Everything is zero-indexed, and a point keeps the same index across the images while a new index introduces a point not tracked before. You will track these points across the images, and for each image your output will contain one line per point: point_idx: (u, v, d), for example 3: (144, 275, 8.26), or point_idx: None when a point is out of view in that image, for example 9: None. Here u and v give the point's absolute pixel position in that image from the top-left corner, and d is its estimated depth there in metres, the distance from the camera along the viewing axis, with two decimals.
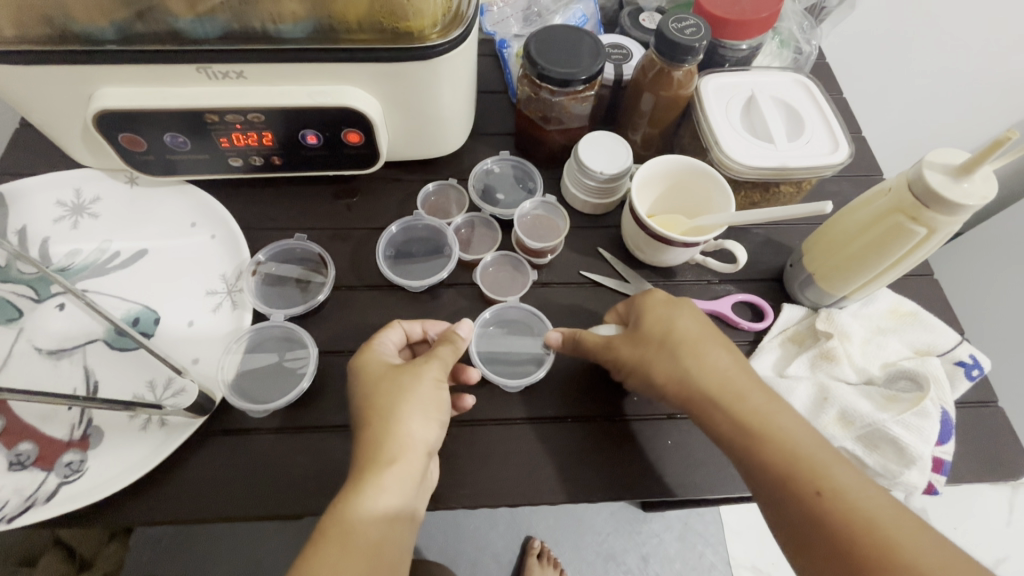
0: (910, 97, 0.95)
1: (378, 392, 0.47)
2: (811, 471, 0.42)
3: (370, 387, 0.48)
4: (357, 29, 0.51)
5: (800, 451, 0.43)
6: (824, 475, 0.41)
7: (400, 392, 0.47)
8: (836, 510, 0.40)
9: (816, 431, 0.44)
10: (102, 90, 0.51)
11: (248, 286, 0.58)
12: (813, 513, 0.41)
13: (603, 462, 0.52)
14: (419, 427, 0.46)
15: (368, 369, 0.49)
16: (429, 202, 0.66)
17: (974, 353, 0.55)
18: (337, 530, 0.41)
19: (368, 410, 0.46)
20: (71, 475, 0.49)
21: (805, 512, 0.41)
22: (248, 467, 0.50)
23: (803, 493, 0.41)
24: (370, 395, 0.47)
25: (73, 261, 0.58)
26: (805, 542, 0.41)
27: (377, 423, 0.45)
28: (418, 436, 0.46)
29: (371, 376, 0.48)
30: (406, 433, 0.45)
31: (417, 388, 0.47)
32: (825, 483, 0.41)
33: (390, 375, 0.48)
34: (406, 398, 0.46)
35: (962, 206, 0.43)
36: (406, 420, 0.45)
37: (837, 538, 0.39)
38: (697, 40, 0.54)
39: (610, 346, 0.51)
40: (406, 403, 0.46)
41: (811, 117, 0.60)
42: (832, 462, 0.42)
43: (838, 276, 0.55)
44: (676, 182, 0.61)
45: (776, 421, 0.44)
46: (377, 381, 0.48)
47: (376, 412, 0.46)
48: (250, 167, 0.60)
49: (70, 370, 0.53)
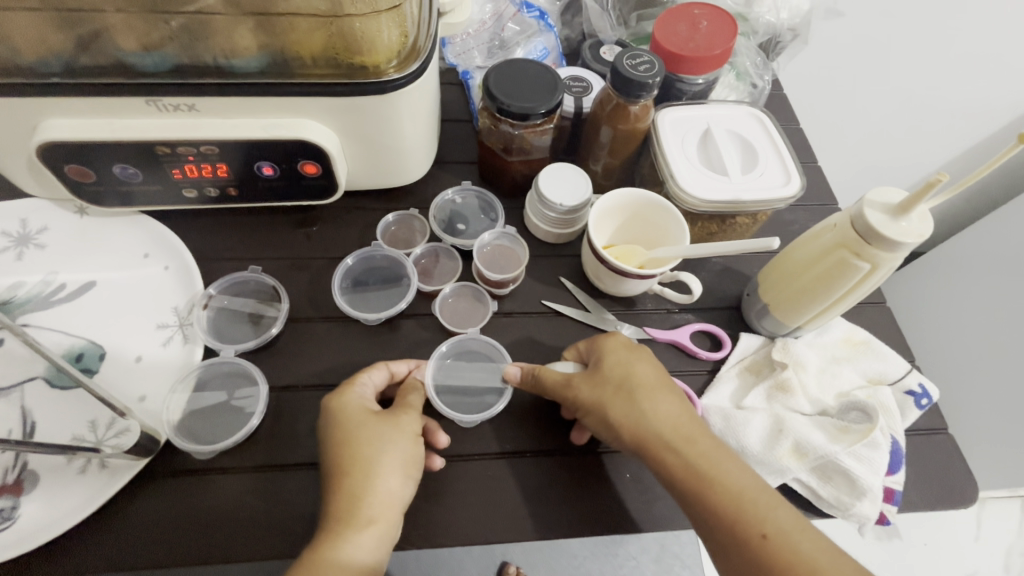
0: (866, 126, 0.98)
1: (355, 436, 0.47)
2: (756, 514, 0.43)
3: (339, 434, 0.47)
4: (312, 64, 0.51)
5: (746, 494, 0.44)
6: (768, 518, 0.42)
7: (379, 444, 0.47)
8: (781, 554, 0.41)
9: (759, 476, 0.45)
10: (46, 122, 0.50)
11: (200, 320, 0.57)
12: (760, 557, 0.41)
13: (561, 498, 0.52)
14: (395, 482, 0.46)
15: (339, 412, 0.48)
16: (390, 233, 0.66)
17: (923, 382, 0.56)
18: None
19: (337, 461, 0.46)
20: (1, 523, 0.46)
21: (752, 557, 0.41)
22: (191, 511, 0.48)
23: (748, 537, 0.42)
24: (343, 443, 0.46)
25: (15, 294, 0.56)
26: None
27: (350, 477, 0.45)
28: (393, 491, 0.46)
29: (349, 418, 0.48)
30: (380, 488, 0.45)
31: (395, 441, 0.47)
32: (769, 526, 0.42)
33: (367, 422, 0.48)
34: (382, 450, 0.46)
35: (901, 243, 0.45)
36: (382, 470, 0.46)
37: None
38: (651, 76, 0.56)
39: (569, 387, 0.51)
40: (383, 456, 0.46)
41: (764, 151, 0.62)
42: (774, 503, 0.43)
43: (791, 307, 0.56)
44: (633, 214, 0.62)
45: (724, 465, 0.45)
46: (347, 427, 0.47)
47: (346, 463, 0.46)
48: (205, 198, 0.59)
49: (6, 411, 0.50)
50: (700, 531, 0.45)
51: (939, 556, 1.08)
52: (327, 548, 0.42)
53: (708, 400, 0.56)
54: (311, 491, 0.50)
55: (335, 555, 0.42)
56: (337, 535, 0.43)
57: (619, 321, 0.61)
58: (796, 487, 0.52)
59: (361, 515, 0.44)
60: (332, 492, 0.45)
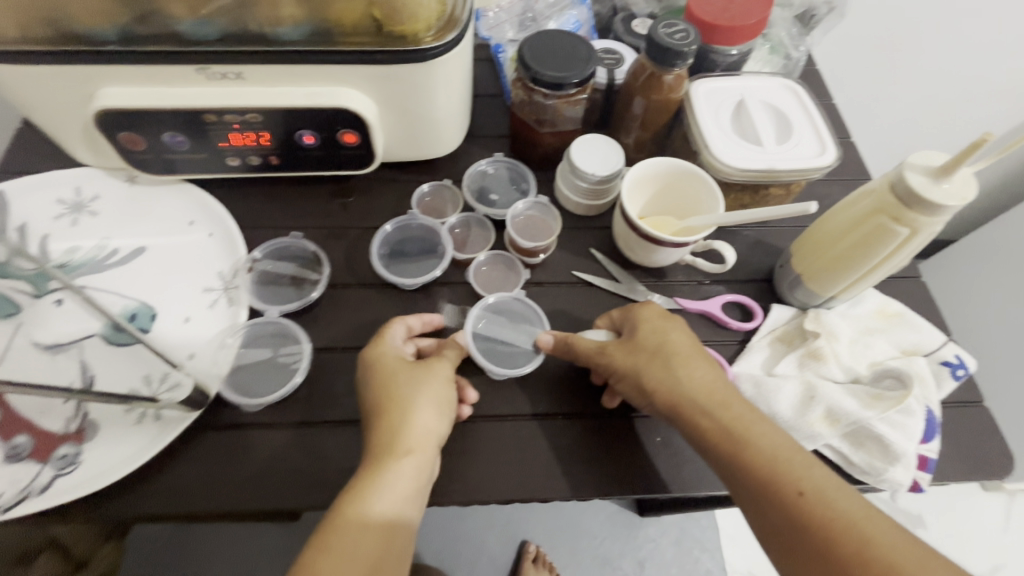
0: (901, 103, 0.96)
1: (393, 382, 0.49)
2: (792, 473, 0.43)
3: (377, 381, 0.49)
4: (353, 32, 0.52)
5: (781, 455, 0.44)
6: (803, 476, 0.43)
7: (415, 386, 0.48)
8: (818, 511, 0.41)
9: (791, 439, 0.46)
10: (103, 90, 0.52)
11: (244, 283, 0.59)
12: (796, 514, 0.42)
13: (592, 459, 0.53)
14: (431, 422, 0.47)
15: (378, 361, 0.50)
16: (425, 203, 0.67)
17: (959, 353, 0.56)
18: (344, 523, 0.41)
19: (376, 405, 0.48)
20: (67, 467, 0.49)
21: (788, 514, 0.42)
22: (239, 463, 0.51)
23: (784, 495, 0.42)
24: (380, 388, 0.48)
25: (72, 257, 0.59)
26: (787, 542, 0.42)
27: (387, 419, 0.47)
28: (430, 432, 0.47)
29: (386, 367, 0.50)
30: (417, 428, 0.47)
31: (432, 385, 0.49)
32: (806, 484, 0.42)
33: (403, 369, 0.50)
34: (419, 392, 0.48)
35: (943, 206, 0.44)
36: (417, 411, 0.47)
37: (818, 538, 0.40)
38: (687, 44, 0.55)
39: (602, 352, 0.52)
40: (419, 398, 0.48)
41: (799, 121, 0.62)
42: (810, 463, 0.44)
43: (825, 276, 0.56)
44: (665, 184, 0.62)
45: (758, 428, 0.46)
46: (386, 374, 0.49)
47: (383, 406, 0.47)
48: (248, 166, 0.61)
49: (67, 365, 0.53)
50: (736, 493, 0.45)
51: (965, 544, 1.07)
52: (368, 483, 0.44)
53: (739, 368, 0.56)
54: (352, 446, 0.52)
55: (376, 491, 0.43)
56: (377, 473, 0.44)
57: (650, 291, 0.62)
58: (828, 453, 0.52)
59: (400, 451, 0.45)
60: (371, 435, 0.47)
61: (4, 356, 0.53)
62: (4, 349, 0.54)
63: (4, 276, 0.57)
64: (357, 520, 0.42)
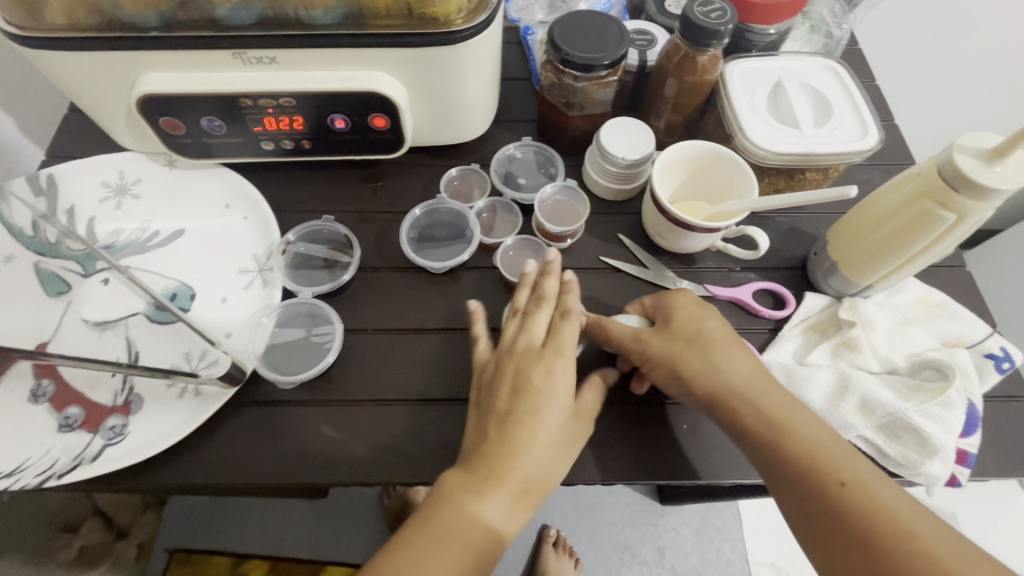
0: (952, 82, 0.91)
1: (524, 402, 0.46)
2: (832, 464, 0.43)
3: (526, 399, 0.46)
4: (385, 14, 0.52)
5: (822, 445, 0.44)
6: (845, 467, 0.42)
7: (542, 416, 0.46)
8: (860, 503, 0.41)
9: (830, 430, 0.45)
10: (146, 75, 0.54)
11: (278, 265, 0.60)
12: (837, 505, 0.41)
13: (620, 444, 0.53)
14: (547, 456, 0.45)
15: (543, 386, 0.47)
16: (453, 186, 0.68)
17: (1006, 345, 0.54)
18: (433, 532, 0.42)
19: (509, 419, 0.46)
20: (115, 438, 0.51)
21: (830, 505, 0.41)
22: (275, 437, 0.53)
23: (826, 485, 0.42)
24: (512, 404, 0.46)
25: (117, 239, 0.62)
26: (827, 537, 0.41)
27: (503, 434, 0.45)
28: (546, 466, 0.45)
29: (536, 386, 0.47)
30: (530, 449, 0.45)
31: (570, 435, 0.47)
32: (848, 475, 0.42)
33: (552, 395, 0.47)
34: (558, 433, 0.46)
35: (994, 190, 0.42)
36: (529, 434, 0.45)
37: (859, 528, 0.40)
38: (723, 23, 0.54)
39: (640, 339, 0.51)
40: (547, 434, 0.45)
41: (840, 103, 0.59)
42: (850, 454, 0.43)
43: (863, 264, 0.54)
44: (696, 169, 0.61)
45: (801, 418, 0.45)
46: (538, 394, 0.46)
47: (514, 422, 0.45)
48: (281, 150, 0.62)
49: (114, 341, 0.56)
50: (771, 482, 0.45)
51: (1004, 545, 1.03)
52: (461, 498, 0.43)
53: (770, 356, 0.55)
54: (384, 423, 0.54)
55: (474, 506, 0.43)
56: (473, 486, 0.43)
57: (678, 277, 0.61)
58: (861, 445, 0.51)
59: (508, 485, 0.44)
60: (479, 447, 0.45)
61: (57, 331, 0.56)
62: (55, 325, 0.56)
63: (53, 255, 0.59)
64: (448, 529, 0.42)
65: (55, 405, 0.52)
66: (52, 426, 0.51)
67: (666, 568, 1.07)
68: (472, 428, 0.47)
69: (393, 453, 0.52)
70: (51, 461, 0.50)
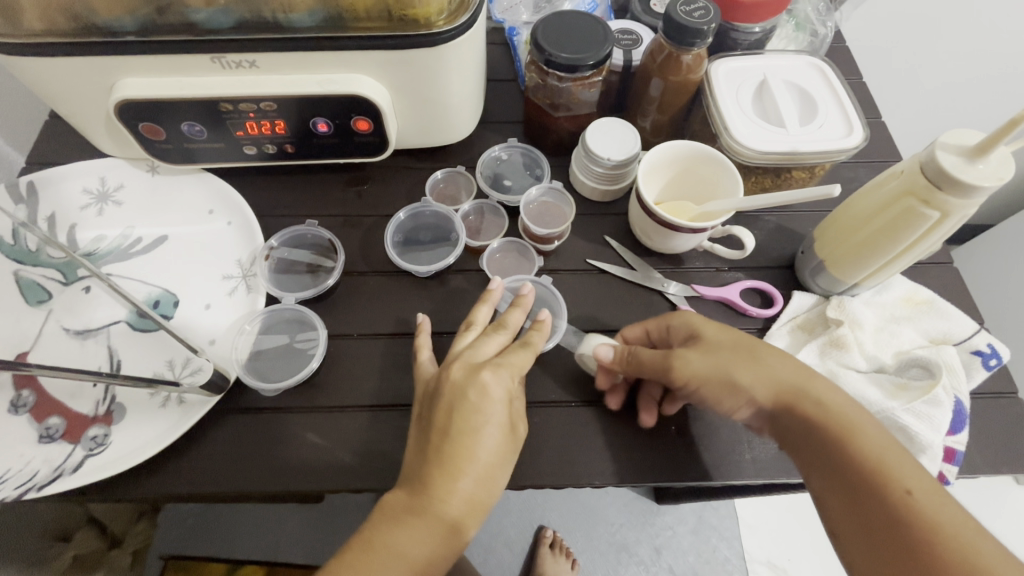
0: (940, 78, 0.92)
1: (451, 426, 0.44)
2: (895, 470, 0.40)
3: (454, 420, 0.44)
4: (365, 16, 0.51)
5: (886, 452, 0.41)
6: (909, 475, 0.39)
7: (469, 438, 0.43)
8: (926, 514, 0.38)
9: (893, 438, 0.42)
10: (124, 81, 0.53)
11: (262, 270, 0.60)
12: (899, 512, 0.38)
13: (607, 447, 0.53)
14: (477, 476, 0.43)
15: (470, 405, 0.45)
16: (438, 190, 0.67)
17: (993, 342, 0.53)
18: (369, 555, 0.41)
19: (437, 442, 0.44)
20: (96, 448, 0.51)
21: (892, 510, 0.39)
22: (258, 445, 0.52)
23: (887, 490, 0.39)
24: (439, 427, 0.44)
25: (99, 246, 0.61)
26: (883, 545, 0.38)
27: (437, 459, 0.43)
28: (478, 489, 0.43)
29: (461, 406, 0.44)
30: (460, 471, 0.42)
31: (499, 454, 0.44)
32: (914, 484, 0.39)
33: (479, 416, 0.44)
34: (488, 455, 0.44)
35: (977, 188, 0.42)
36: (459, 458, 0.43)
37: (917, 538, 0.37)
38: (706, 22, 0.53)
39: (674, 355, 0.48)
40: (479, 458, 0.43)
41: (824, 100, 0.59)
42: (912, 463, 0.40)
43: (849, 263, 0.54)
44: (681, 169, 0.61)
45: (865, 423, 0.42)
46: (464, 414, 0.44)
47: (444, 443, 0.43)
48: (264, 155, 0.62)
49: (95, 350, 0.55)
50: (825, 486, 0.42)
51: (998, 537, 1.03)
52: (400, 524, 0.41)
53: None
54: (369, 429, 0.53)
55: (407, 529, 0.41)
56: (410, 510, 0.42)
57: (666, 279, 0.61)
58: None
59: (444, 511, 0.42)
60: (419, 467, 0.43)
61: (37, 340, 0.55)
62: (36, 334, 0.56)
63: (34, 264, 0.58)
64: (392, 551, 0.41)
65: (35, 416, 0.51)
66: (32, 437, 0.51)
67: (663, 568, 1.07)
68: (414, 445, 0.46)
69: (380, 460, 0.52)
70: (31, 472, 0.49)
